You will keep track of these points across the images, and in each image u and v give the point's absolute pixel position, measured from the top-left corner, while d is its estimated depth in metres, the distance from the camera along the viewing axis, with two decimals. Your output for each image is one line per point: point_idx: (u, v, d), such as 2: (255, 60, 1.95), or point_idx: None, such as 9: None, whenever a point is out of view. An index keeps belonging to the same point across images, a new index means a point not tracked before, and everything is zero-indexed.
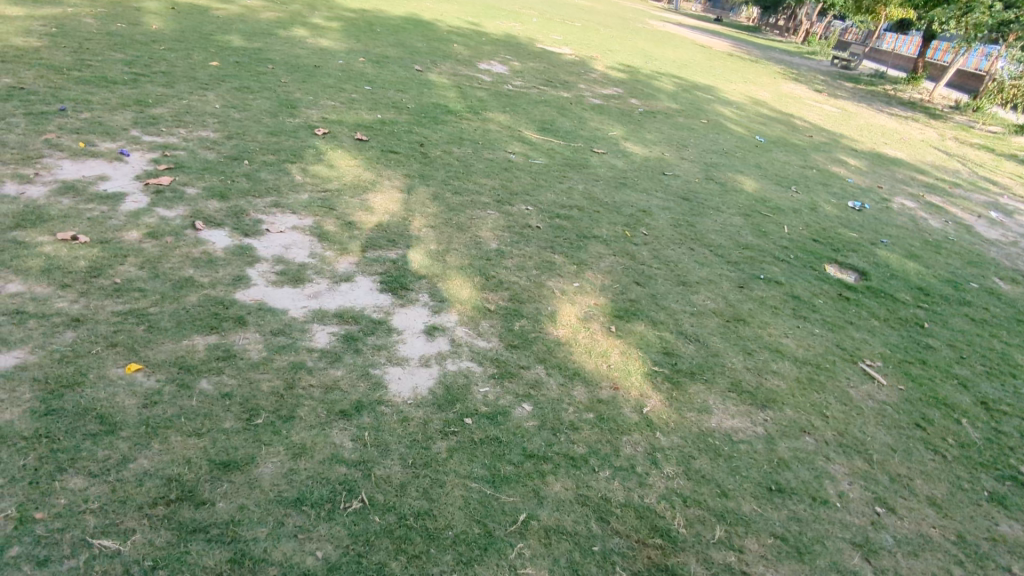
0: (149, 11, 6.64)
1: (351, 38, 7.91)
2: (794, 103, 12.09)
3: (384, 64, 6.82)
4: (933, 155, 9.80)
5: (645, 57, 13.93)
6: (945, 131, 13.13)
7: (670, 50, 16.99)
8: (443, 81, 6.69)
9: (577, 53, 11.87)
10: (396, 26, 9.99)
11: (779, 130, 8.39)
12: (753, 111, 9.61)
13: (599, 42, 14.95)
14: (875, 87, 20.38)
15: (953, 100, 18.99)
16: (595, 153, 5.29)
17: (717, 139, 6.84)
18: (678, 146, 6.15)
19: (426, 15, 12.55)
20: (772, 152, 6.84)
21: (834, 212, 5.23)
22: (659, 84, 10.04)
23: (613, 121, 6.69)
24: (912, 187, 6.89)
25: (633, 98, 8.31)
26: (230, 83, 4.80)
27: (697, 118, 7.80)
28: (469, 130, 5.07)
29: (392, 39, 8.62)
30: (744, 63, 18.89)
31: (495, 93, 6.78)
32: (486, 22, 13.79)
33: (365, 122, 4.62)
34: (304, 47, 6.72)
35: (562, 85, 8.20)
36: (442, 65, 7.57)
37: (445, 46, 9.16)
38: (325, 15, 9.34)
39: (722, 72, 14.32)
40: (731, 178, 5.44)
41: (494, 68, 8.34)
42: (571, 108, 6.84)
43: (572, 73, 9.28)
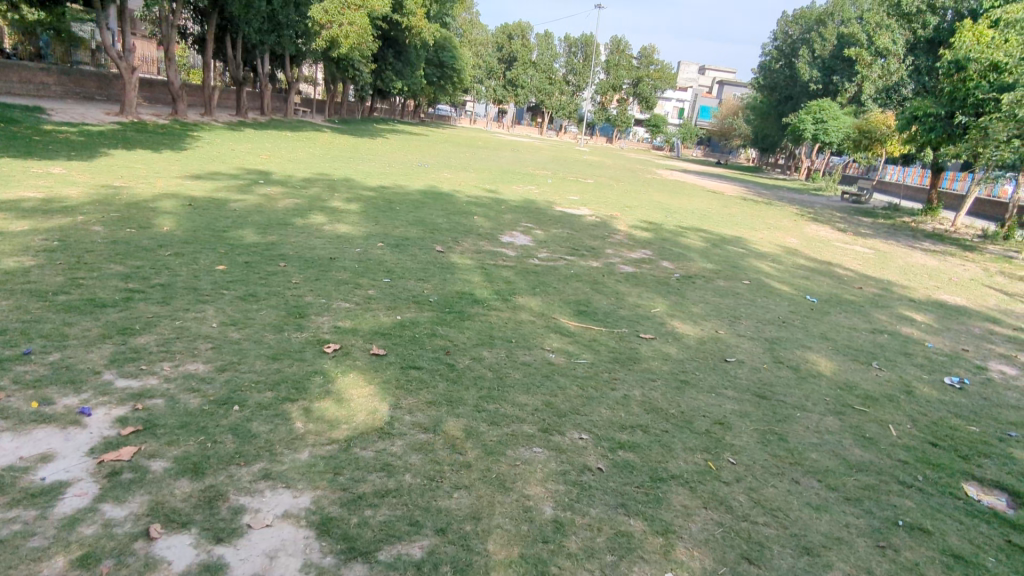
0: (164, 210, 6.55)
1: (370, 220, 7.81)
2: (825, 248, 11.73)
3: (404, 247, 6.55)
4: (992, 296, 9.12)
5: (663, 210, 14.00)
6: (987, 265, 12.56)
7: (685, 200, 17.22)
8: (465, 262, 6.35)
9: (596, 214, 11.86)
10: (414, 201, 10.05)
11: (823, 284, 7.86)
12: (789, 263, 9.17)
13: (615, 199, 15.18)
14: (895, 220, 20.29)
15: (979, 229, 18.71)
16: (643, 339, 4.66)
17: (765, 303, 6.25)
18: (729, 319, 5.55)
19: (445, 186, 12.87)
20: (830, 314, 6.19)
21: (933, 392, 4.41)
22: (685, 241, 9.78)
23: (650, 292, 6.21)
24: (994, 343, 6.12)
25: (664, 261, 7.94)
26: (234, 290, 4.38)
27: (735, 279, 7.32)
28: (499, 323, 4.52)
29: (411, 216, 8.55)
30: (759, 206, 19.06)
31: (521, 269, 6.40)
32: (503, 188, 14.13)
33: (382, 327, 4.08)
34: (321, 236, 6.50)
35: (588, 253, 7.89)
36: (463, 243, 7.32)
37: (465, 219, 9.08)
38: (345, 196, 9.45)
39: (742, 220, 14.27)
40: (802, 358, 4.72)
41: (517, 239, 8.12)
42: (602, 280, 6.40)
43: (595, 238, 9.05)
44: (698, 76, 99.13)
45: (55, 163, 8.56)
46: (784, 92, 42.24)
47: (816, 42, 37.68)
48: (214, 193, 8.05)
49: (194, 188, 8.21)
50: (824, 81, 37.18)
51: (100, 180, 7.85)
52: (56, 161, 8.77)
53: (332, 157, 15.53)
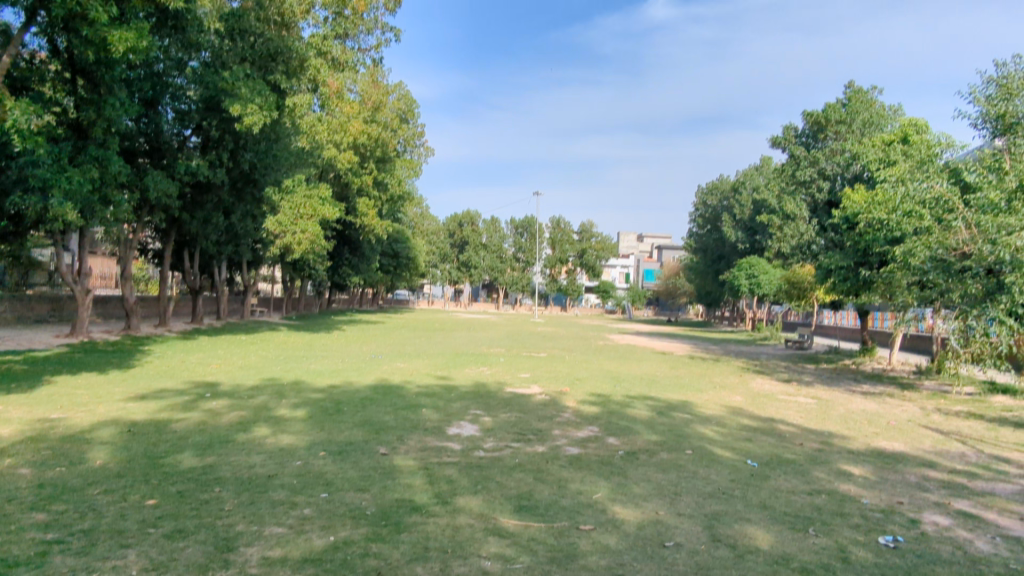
0: (100, 440, 6.53)
1: (315, 427, 7.85)
2: (769, 403, 12.12)
3: (347, 454, 6.57)
4: (929, 437, 9.46)
5: (612, 380, 14.42)
6: (924, 403, 13.13)
7: (634, 366, 17.78)
8: (408, 463, 6.37)
9: (546, 391, 12.17)
10: (363, 399, 10.20)
11: (765, 445, 8.06)
12: (733, 424, 9.42)
13: (566, 372, 15.60)
14: (836, 364, 21.26)
15: (914, 365, 19.72)
16: (582, 532, 4.67)
17: (706, 474, 6.38)
18: (670, 496, 5.62)
19: (396, 377, 13.11)
20: (770, 479, 6.33)
21: (868, 556, 4.47)
22: (631, 412, 10.03)
23: (593, 475, 6.28)
24: (930, 491, 6.27)
25: (610, 437, 8.11)
26: (161, 527, 4.31)
27: (678, 449, 7.48)
28: (436, 532, 4.49)
29: (358, 417, 8.64)
30: (707, 364, 19.85)
31: (464, 464, 6.44)
32: (455, 373, 14.45)
33: (312, 553, 4.02)
34: (262, 451, 6.49)
35: (535, 436, 8.01)
36: (409, 440, 7.39)
37: (413, 413, 9.21)
38: (292, 401, 9.54)
39: (689, 381, 14.75)
40: (740, 534, 4.77)
41: (464, 429, 8.23)
42: (545, 467, 6.47)
43: (543, 418, 9.25)
44: (638, 243, 106.81)
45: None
46: (716, 252, 45.85)
47: (736, 208, 41.91)
48: (157, 413, 8.08)
49: (136, 410, 8.22)
50: (749, 240, 40.72)
51: (38, 412, 7.84)
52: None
53: (285, 358, 15.76)
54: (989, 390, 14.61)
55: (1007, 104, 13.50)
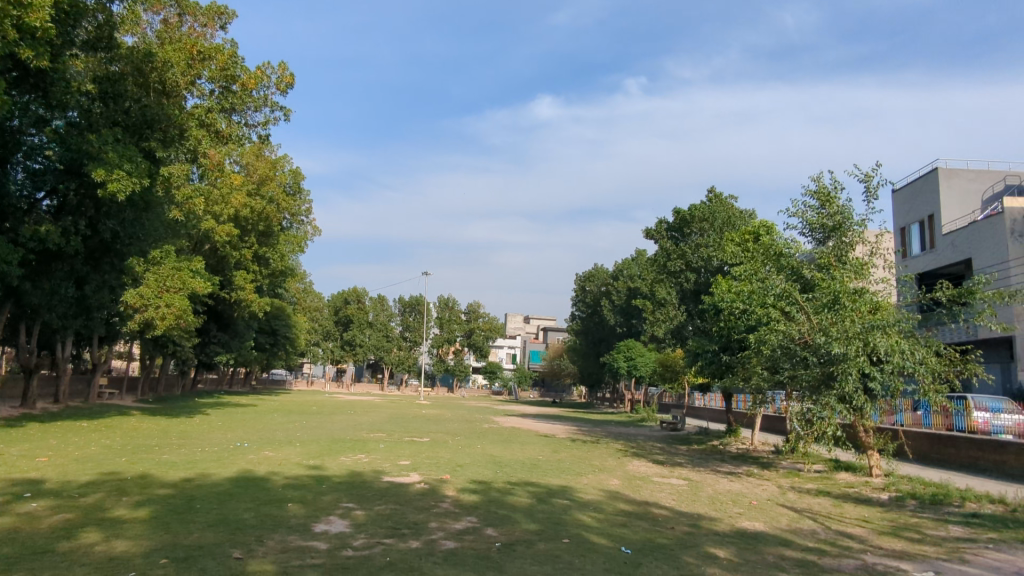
0: None
1: (159, 529, 6.98)
2: (644, 485, 12.45)
3: (193, 560, 5.86)
4: (786, 515, 10.07)
5: (493, 465, 14.19)
6: (780, 482, 14.10)
7: (517, 450, 17.67)
8: (265, 568, 5.78)
9: (425, 479, 11.74)
10: (222, 493, 9.27)
11: (638, 530, 8.19)
12: (609, 509, 9.53)
13: (447, 458, 15.17)
14: (705, 444, 22.40)
15: (772, 444, 21.21)
16: None
17: (580, 564, 6.33)
18: None
19: (262, 468, 12.09)
20: (642, 566, 6.40)
21: None
22: (510, 499, 9.88)
23: (468, 571, 6.01)
24: (785, 571, 6.62)
25: (489, 527, 7.89)
26: None
27: (555, 538, 7.40)
28: None
29: (212, 515, 7.80)
30: (587, 446, 20.16)
31: (330, 566, 5.96)
32: (329, 461, 13.61)
33: None
34: (88, 563, 5.65)
35: (410, 531, 7.61)
36: (269, 541, 6.75)
37: (278, 508, 8.48)
38: (134, 499, 8.48)
39: (570, 465, 14.86)
40: None
41: (333, 525, 7.67)
42: (418, 564, 6.13)
43: (419, 510, 8.86)
44: (524, 325, 109.03)
45: None
46: (597, 335, 47.74)
47: (613, 294, 44.39)
48: None
49: None
50: (627, 324, 42.88)
51: None
52: None
53: (133, 448, 14.08)
54: (834, 468, 15.99)
55: (829, 212, 15.63)
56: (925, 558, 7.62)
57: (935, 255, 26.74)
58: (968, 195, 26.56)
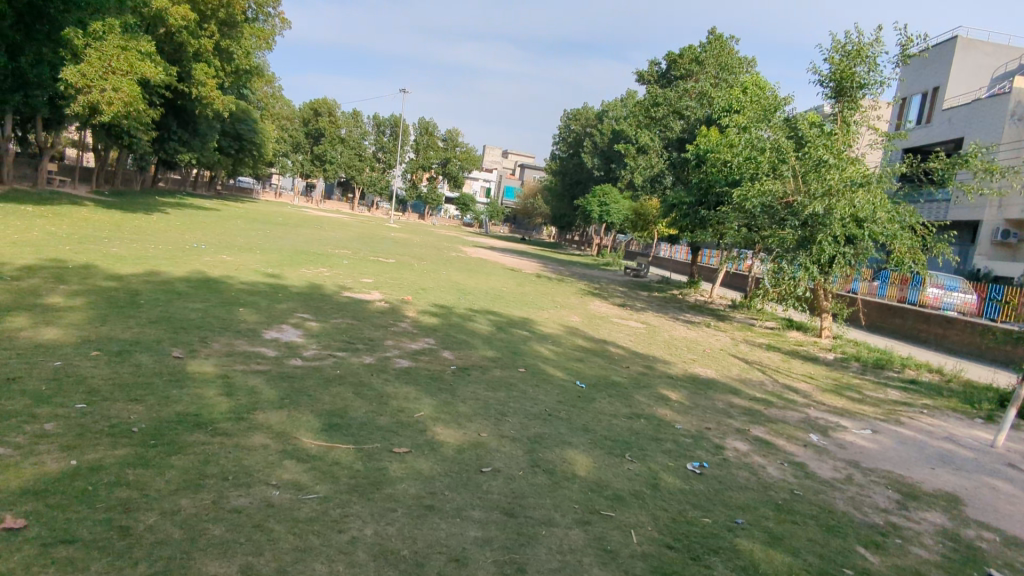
0: None
1: (95, 320, 6.57)
2: (603, 325, 12.56)
3: (127, 355, 5.52)
4: (737, 366, 10.26)
5: (456, 292, 14.06)
6: (735, 334, 14.43)
7: (482, 280, 17.61)
8: (205, 369, 5.47)
9: (386, 298, 11.51)
10: (169, 291, 8.83)
11: (595, 366, 8.15)
12: (567, 344, 9.50)
13: (411, 280, 14.97)
14: (666, 293, 22.77)
15: (729, 299, 21.66)
16: (393, 455, 4.22)
17: (533, 394, 6.22)
18: (496, 417, 5.32)
19: (217, 271, 11.63)
20: (596, 401, 6.34)
21: (676, 483, 4.54)
22: (470, 326, 9.74)
23: (418, 390, 5.84)
24: (733, 418, 6.67)
25: (445, 350, 7.74)
26: None
27: (511, 367, 7.28)
28: (220, 455, 3.79)
29: (156, 312, 7.41)
30: (551, 283, 20.28)
31: (274, 373, 5.69)
32: (288, 271, 13.22)
33: (41, 482, 3.15)
34: (9, 347, 5.25)
35: (363, 346, 7.39)
36: (213, 343, 6.43)
37: (228, 312, 8.13)
38: (72, 289, 7.99)
39: (533, 299, 14.84)
40: (561, 458, 4.63)
41: (284, 334, 7.38)
42: (368, 380, 5.91)
43: (376, 327, 8.65)
44: (501, 159, 106.24)
45: None
46: (575, 177, 46.42)
47: (597, 135, 42.65)
48: None
49: None
50: (605, 168, 41.47)
51: None
52: None
53: (80, 238, 13.38)
54: (786, 326, 16.41)
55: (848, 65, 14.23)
56: (865, 417, 7.83)
57: (929, 130, 25.69)
58: (980, 70, 25.08)
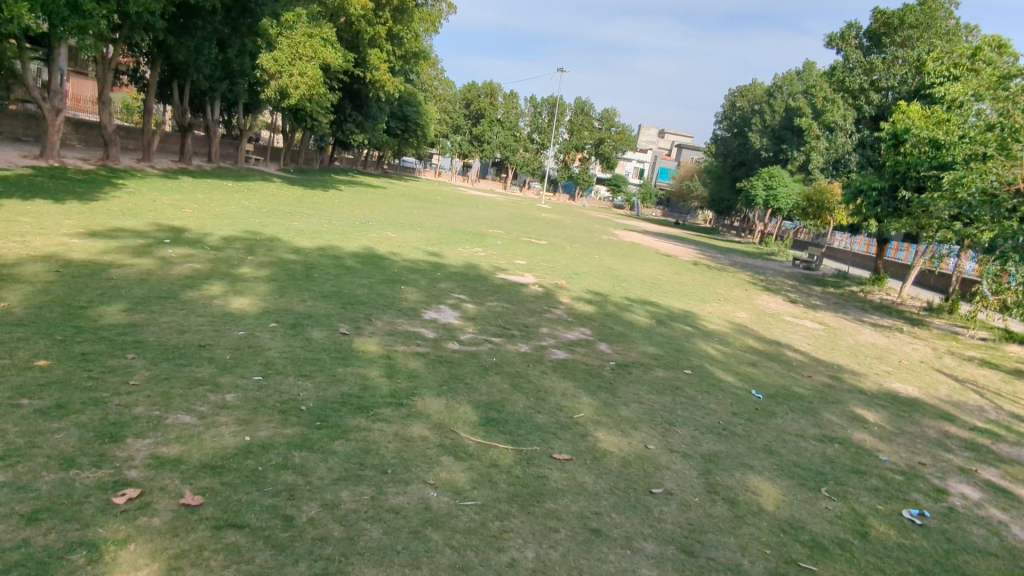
0: (19, 279, 5.67)
1: (276, 292, 6.97)
2: (775, 323, 11.33)
3: (300, 329, 5.73)
4: (945, 384, 8.66)
5: (611, 278, 13.50)
6: (936, 344, 12.36)
7: (636, 266, 16.87)
8: (369, 348, 5.52)
9: (541, 282, 11.28)
10: (341, 267, 9.26)
11: (771, 373, 7.23)
12: (736, 345, 8.57)
13: (564, 264, 14.59)
14: (843, 289, 20.33)
15: (925, 300, 18.77)
16: (553, 463, 3.87)
17: (703, 402, 5.56)
18: (663, 426, 4.78)
19: (382, 247, 12.10)
20: (777, 417, 5.52)
21: (893, 535, 3.70)
22: (628, 317, 9.17)
23: (578, 386, 5.45)
24: (951, 453, 5.51)
25: (603, 344, 7.27)
26: (37, 399, 3.47)
27: (676, 367, 6.64)
28: (380, 444, 3.67)
29: (328, 286, 7.75)
30: (712, 272, 18.92)
31: (433, 357, 5.61)
32: (446, 250, 13.45)
33: (217, 458, 3.18)
34: (203, 315, 5.65)
35: (519, 333, 7.16)
36: (376, 320, 6.53)
37: (392, 288, 8.32)
38: (259, 260, 8.62)
39: (694, 290, 13.79)
40: (742, 487, 3.98)
41: (443, 315, 7.38)
42: (524, 371, 5.63)
43: (531, 312, 8.44)
44: (657, 140, 102.44)
45: None
46: (738, 158, 42.85)
47: (766, 113, 39.08)
48: (100, 256, 7.12)
49: (78, 248, 7.29)
50: (774, 148, 37.71)
51: None
52: None
53: (267, 212, 14.64)
54: (1004, 338, 13.75)
55: None
56: None
57: None
58: None
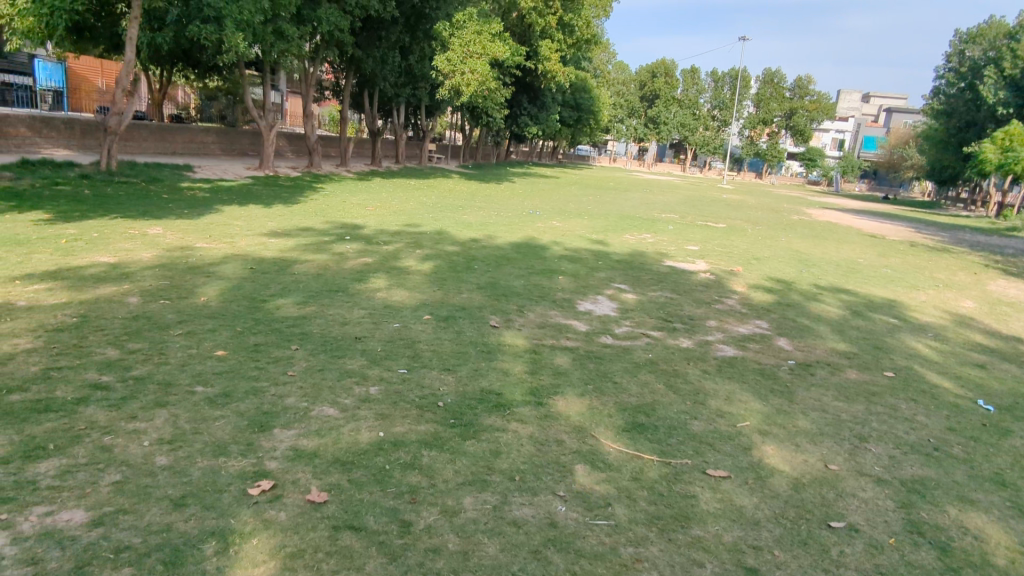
0: (217, 276, 6.44)
1: (434, 284, 7.16)
2: (1015, 314, 9.20)
3: (452, 321, 5.78)
4: None
5: (799, 263, 12.01)
6: None
7: (830, 249, 14.89)
8: (517, 342, 5.38)
9: (713, 269, 10.36)
10: (501, 258, 9.32)
11: (1007, 378, 5.77)
12: (958, 342, 7.03)
13: (742, 249, 13.33)
14: None
15: None
16: (706, 480, 3.35)
17: (908, 413, 4.55)
18: (852, 443, 3.97)
19: (545, 237, 12.01)
20: (1016, 437, 4.33)
21: None
22: (814, 307, 8.00)
23: (745, 389, 4.77)
24: None
25: (781, 338, 6.38)
26: (208, 387, 3.80)
27: (874, 369, 5.55)
28: (511, 447, 3.47)
29: (485, 278, 7.80)
30: (929, 254, 16.07)
31: (582, 352, 5.30)
32: (611, 237, 12.98)
33: (350, 453, 3.21)
34: (365, 307, 5.95)
35: (682, 326, 6.56)
36: (529, 312, 6.40)
37: (548, 279, 8.15)
38: (424, 253, 8.97)
39: (902, 275, 11.74)
40: (959, 529, 3.12)
41: (598, 306, 7.03)
42: (682, 371, 5.06)
43: (697, 302, 7.73)
44: (860, 105, 90.36)
45: (160, 224, 9.19)
46: (965, 119, 36.00)
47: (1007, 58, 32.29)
48: (288, 253, 7.89)
49: (272, 247, 8.16)
50: (1016, 103, 30.93)
51: (188, 240, 8.19)
52: (161, 223, 9.35)
53: (441, 207, 15.33)
54: None
55: None
56: None
57: None
58: None
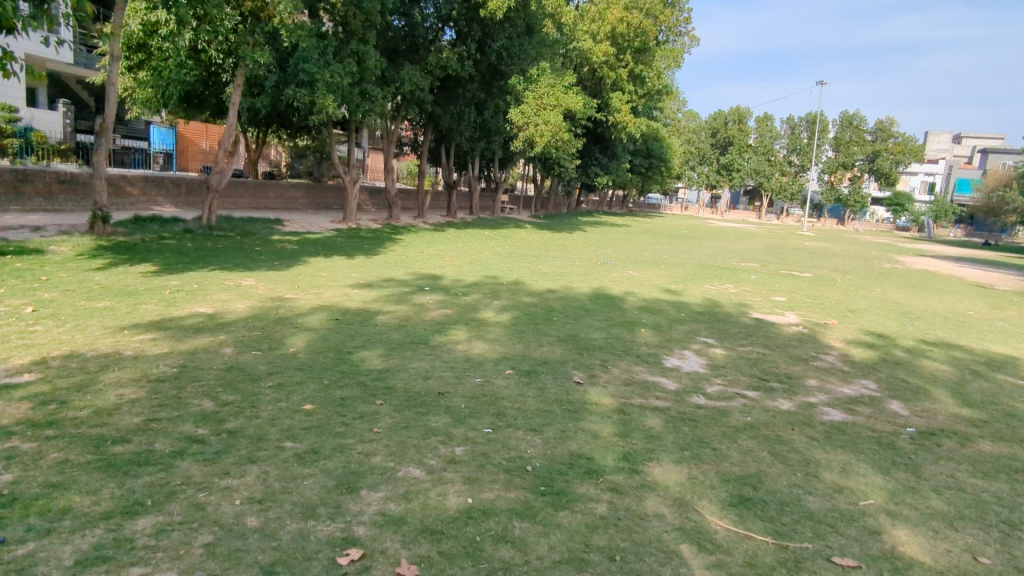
0: (305, 326, 6.61)
1: (514, 337, 7.05)
2: None
3: (534, 377, 5.60)
4: None
5: (900, 315, 11.15)
6: None
7: (933, 300, 13.79)
8: (603, 400, 5.13)
9: (805, 322, 9.76)
10: (579, 309, 9.14)
11: None
12: None
13: (835, 300, 12.55)
14: None
15: None
16: (832, 570, 2.96)
17: None
18: (1001, 530, 3.45)
19: (621, 287, 11.77)
20: None
21: None
22: (925, 365, 7.30)
23: (862, 459, 4.31)
24: None
25: (894, 401, 5.80)
26: (297, 444, 3.77)
27: (1011, 440, 4.91)
28: (608, 520, 3.22)
29: (565, 330, 7.62)
30: None
31: (674, 413, 4.97)
32: (690, 287, 12.56)
33: (437, 521, 3.05)
34: (447, 361, 5.89)
35: (781, 385, 6.11)
36: (613, 367, 6.16)
37: (630, 332, 7.88)
38: (502, 304, 8.91)
39: (1021, 330, 10.64)
40: None
41: (686, 362, 6.68)
42: (787, 437, 4.65)
43: (793, 359, 7.23)
44: (951, 147, 85.63)
45: (252, 275, 9.66)
46: None
47: None
48: (370, 303, 8.04)
49: (356, 298, 8.35)
50: None
51: (278, 290, 8.52)
52: (253, 274, 9.78)
53: (515, 257, 15.39)
54: None
55: None
56: None
57: None
58: None
